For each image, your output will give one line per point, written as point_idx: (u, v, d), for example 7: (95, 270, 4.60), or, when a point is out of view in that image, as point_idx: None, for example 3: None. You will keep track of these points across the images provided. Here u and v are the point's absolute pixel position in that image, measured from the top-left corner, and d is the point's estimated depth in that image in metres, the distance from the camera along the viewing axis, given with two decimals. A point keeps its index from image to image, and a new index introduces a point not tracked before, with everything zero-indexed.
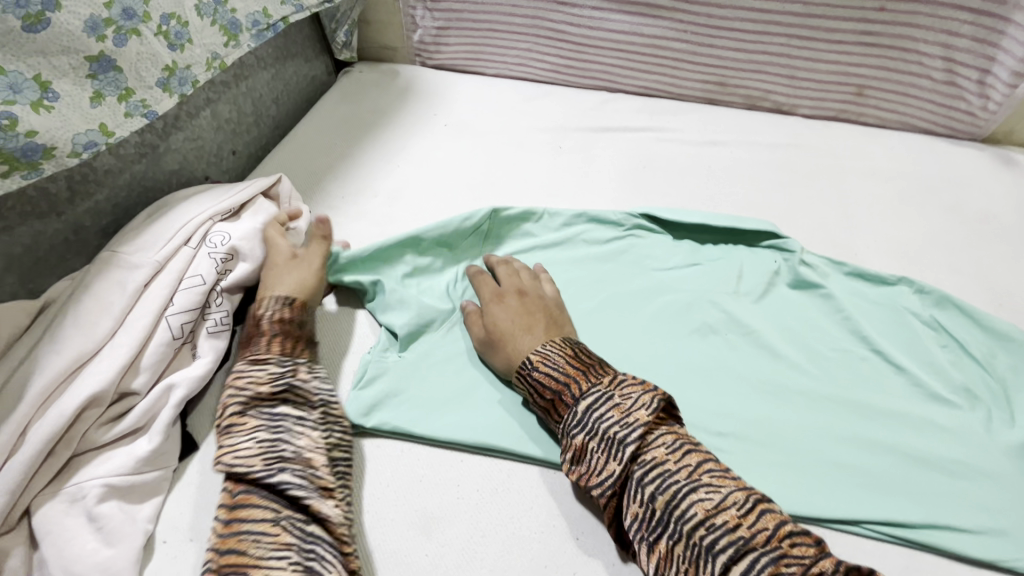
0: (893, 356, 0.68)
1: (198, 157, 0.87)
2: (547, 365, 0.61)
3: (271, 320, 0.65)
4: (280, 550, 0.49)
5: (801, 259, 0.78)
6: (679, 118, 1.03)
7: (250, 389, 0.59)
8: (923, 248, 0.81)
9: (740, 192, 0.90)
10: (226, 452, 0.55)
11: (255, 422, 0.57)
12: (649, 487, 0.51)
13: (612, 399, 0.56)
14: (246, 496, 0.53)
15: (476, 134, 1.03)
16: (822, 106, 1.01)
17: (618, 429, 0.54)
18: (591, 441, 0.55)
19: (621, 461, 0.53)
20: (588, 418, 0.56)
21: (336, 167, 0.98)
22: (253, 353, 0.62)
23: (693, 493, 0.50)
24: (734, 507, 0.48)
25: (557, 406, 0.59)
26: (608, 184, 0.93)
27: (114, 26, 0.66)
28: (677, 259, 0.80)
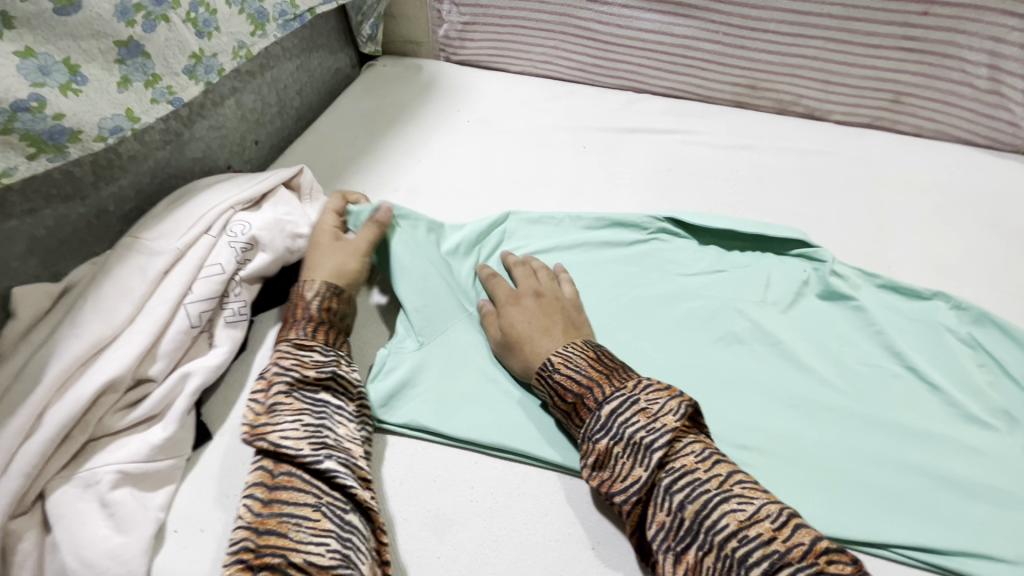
0: (927, 373, 0.65)
1: (221, 146, 0.87)
2: (569, 367, 0.59)
3: (319, 307, 0.65)
4: (319, 535, 0.48)
5: (832, 269, 0.75)
6: (707, 121, 1.01)
7: (296, 371, 0.59)
8: (960, 262, 0.78)
9: (769, 198, 0.87)
10: (270, 431, 0.54)
11: (299, 404, 0.57)
12: (678, 495, 0.50)
13: (638, 403, 0.55)
14: (288, 476, 0.52)
15: (498, 132, 1.01)
16: (856, 113, 0.98)
17: (645, 434, 0.53)
18: (616, 445, 0.53)
19: (648, 467, 0.51)
20: (612, 422, 0.54)
21: (358, 160, 0.97)
22: (299, 336, 0.62)
23: (725, 503, 0.48)
24: (768, 519, 0.47)
25: (579, 409, 0.58)
26: (632, 186, 0.91)
27: (143, 12, 0.65)
28: (702, 265, 0.78)
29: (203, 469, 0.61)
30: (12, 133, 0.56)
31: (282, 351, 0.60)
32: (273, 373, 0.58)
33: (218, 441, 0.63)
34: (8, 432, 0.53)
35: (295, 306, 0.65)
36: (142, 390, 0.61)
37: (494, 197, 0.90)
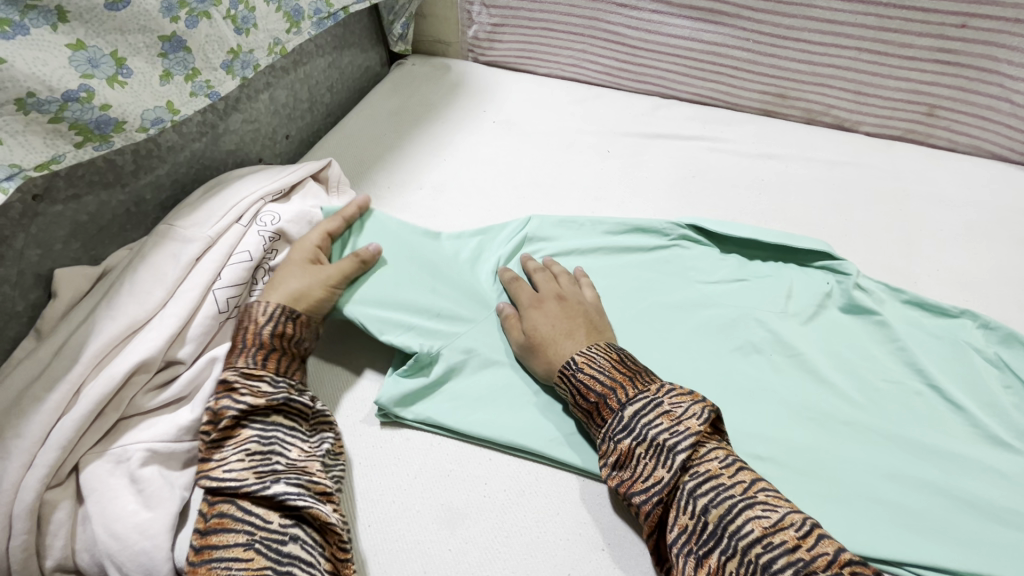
0: (950, 392, 0.64)
1: (254, 140, 0.90)
2: (593, 368, 0.60)
3: (271, 333, 0.63)
4: (252, 575, 0.48)
5: (856, 282, 0.74)
6: (734, 128, 1.00)
7: (247, 400, 0.58)
8: (990, 280, 0.76)
9: (794, 208, 0.87)
10: (214, 468, 0.55)
11: (247, 434, 0.57)
12: (702, 499, 0.50)
13: (661, 406, 0.55)
14: (222, 516, 0.51)
15: (524, 133, 1.02)
16: (887, 125, 0.96)
17: (668, 436, 0.53)
18: (638, 445, 0.54)
19: (671, 468, 0.52)
20: (635, 423, 0.55)
21: (384, 158, 0.99)
22: (247, 364, 0.60)
23: (749, 509, 0.48)
24: (792, 526, 0.47)
25: (600, 409, 0.58)
26: (655, 193, 0.91)
27: (187, 8, 0.68)
28: (723, 274, 0.78)
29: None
30: (62, 121, 0.58)
31: (224, 383, 0.59)
32: (216, 408, 0.57)
33: None
34: (48, 406, 0.56)
35: (240, 335, 0.63)
36: (171, 371, 0.63)
37: (517, 199, 0.91)
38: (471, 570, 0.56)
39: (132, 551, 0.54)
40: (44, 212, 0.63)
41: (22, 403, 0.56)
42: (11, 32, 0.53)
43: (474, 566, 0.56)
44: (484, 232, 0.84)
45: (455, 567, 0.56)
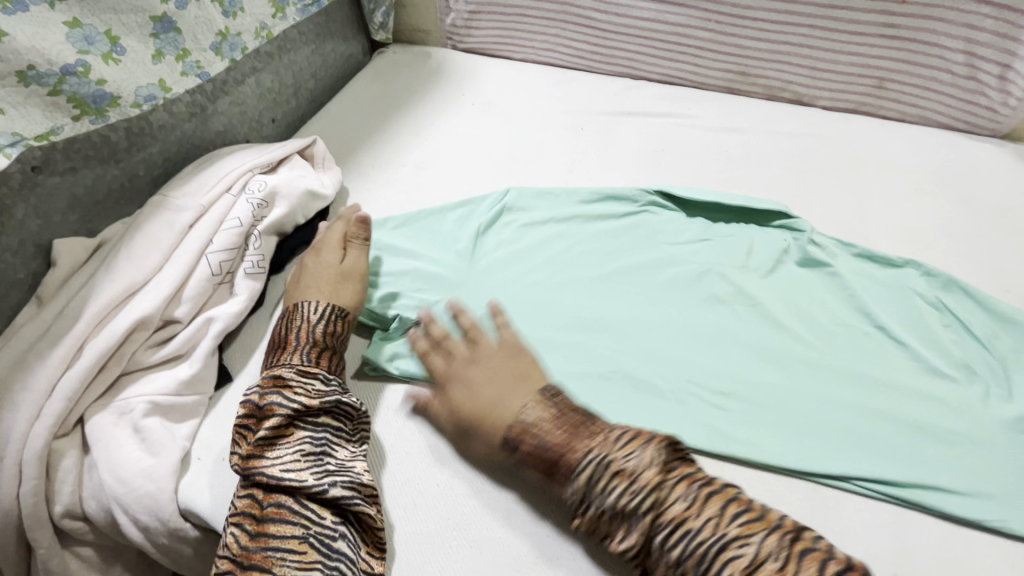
0: (894, 331, 0.70)
1: (241, 122, 0.93)
2: (530, 437, 0.55)
3: (324, 332, 0.65)
4: (304, 567, 0.51)
5: (810, 238, 0.80)
6: (700, 105, 1.06)
7: (300, 401, 0.59)
8: (934, 235, 0.82)
9: (756, 176, 0.93)
10: (266, 467, 0.55)
11: (300, 434, 0.58)
12: (675, 551, 0.47)
13: (610, 461, 0.51)
14: (276, 508, 0.54)
15: (502, 114, 1.07)
16: (842, 98, 1.03)
17: (625, 498, 0.49)
18: (602, 512, 0.50)
19: (642, 531, 0.48)
20: (591, 489, 0.50)
21: (369, 139, 1.03)
22: (298, 363, 0.62)
23: (723, 553, 0.45)
24: (769, 556, 0.45)
25: (554, 475, 0.54)
26: (626, 165, 0.96)
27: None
28: (690, 235, 0.83)
29: (222, 406, 0.67)
30: (61, 94, 0.62)
31: (274, 376, 0.60)
32: (265, 403, 0.58)
33: (238, 382, 0.69)
34: (53, 361, 0.59)
35: (288, 335, 0.65)
36: (169, 331, 0.66)
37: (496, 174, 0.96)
38: (459, 500, 0.61)
39: (138, 493, 0.57)
40: (42, 183, 0.67)
41: (28, 359, 0.59)
42: (12, 9, 0.56)
43: (462, 497, 0.61)
44: (467, 204, 0.88)
45: (444, 499, 0.61)
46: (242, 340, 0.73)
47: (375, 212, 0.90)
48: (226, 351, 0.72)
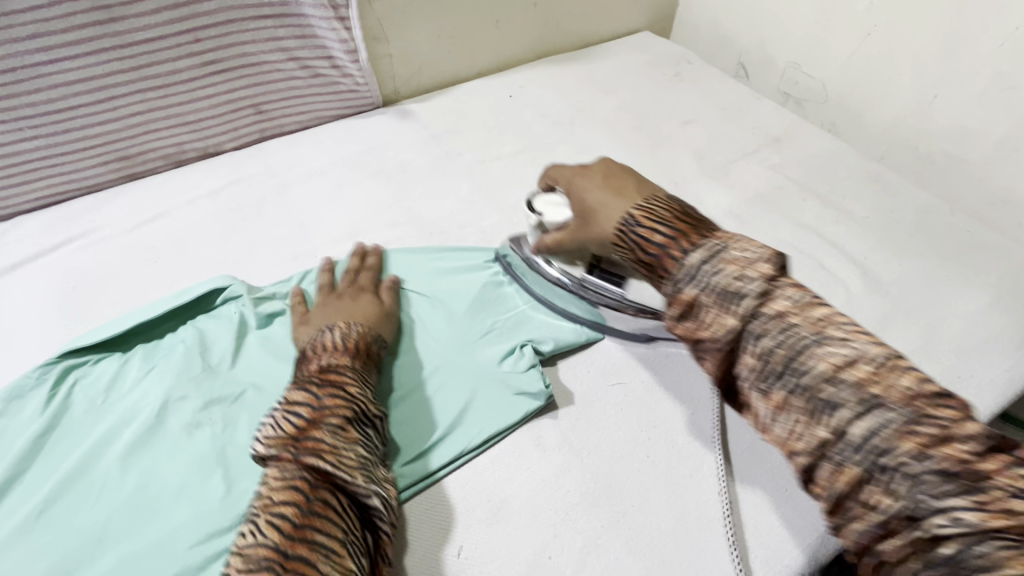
0: (915, 316, 0.65)
1: (86, 178, 0.79)
2: (653, 220, 0.50)
3: (347, 338, 0.56)
4: (352, 547, 0.41)
5: (829, 236, 0.74)
6: (581, 55, 1.10)
7: (361, 402, 0.50)
8: (701, 120, 0.94)
9: (552, 91, 1.01)
10: (326, 451, 0.44)
11: (343, 438, 0.46)
12: (827, 392, 0.40)
13: (728, 252, 0.46)
14: (324, 504, 0.41)
15: (430, 78, 1.00)
16: (629, 19, 1.16)
17: (738, 282, 0.44)
18: (704, 294, 0.46)
19: (737, 314, 0.44)
20: (699, 270, 0.46)
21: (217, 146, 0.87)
22: (322, 362, 0.52)
23: (723, 253, 0.46)
24: (869, 359, 0.40)
25: (661, 263, 0.49)
26: (440, 72, 1.00)
27: (79, 33, 0.69)
28: (497, 155, 0.88)
29: None
30: None
31: (333, 373, 0.51)
32: (325, 393, 0.48)
33: None
34: None
35: (332, 341, 0.55)
36: None
37: (379, 89, 0.95)
38: None
39: None
40: None
41: None
42: None
43: None
44: (407, 164, 0.87)
45: None
46: (118, 519, 0.51)
47: (196, 238, 0.76)
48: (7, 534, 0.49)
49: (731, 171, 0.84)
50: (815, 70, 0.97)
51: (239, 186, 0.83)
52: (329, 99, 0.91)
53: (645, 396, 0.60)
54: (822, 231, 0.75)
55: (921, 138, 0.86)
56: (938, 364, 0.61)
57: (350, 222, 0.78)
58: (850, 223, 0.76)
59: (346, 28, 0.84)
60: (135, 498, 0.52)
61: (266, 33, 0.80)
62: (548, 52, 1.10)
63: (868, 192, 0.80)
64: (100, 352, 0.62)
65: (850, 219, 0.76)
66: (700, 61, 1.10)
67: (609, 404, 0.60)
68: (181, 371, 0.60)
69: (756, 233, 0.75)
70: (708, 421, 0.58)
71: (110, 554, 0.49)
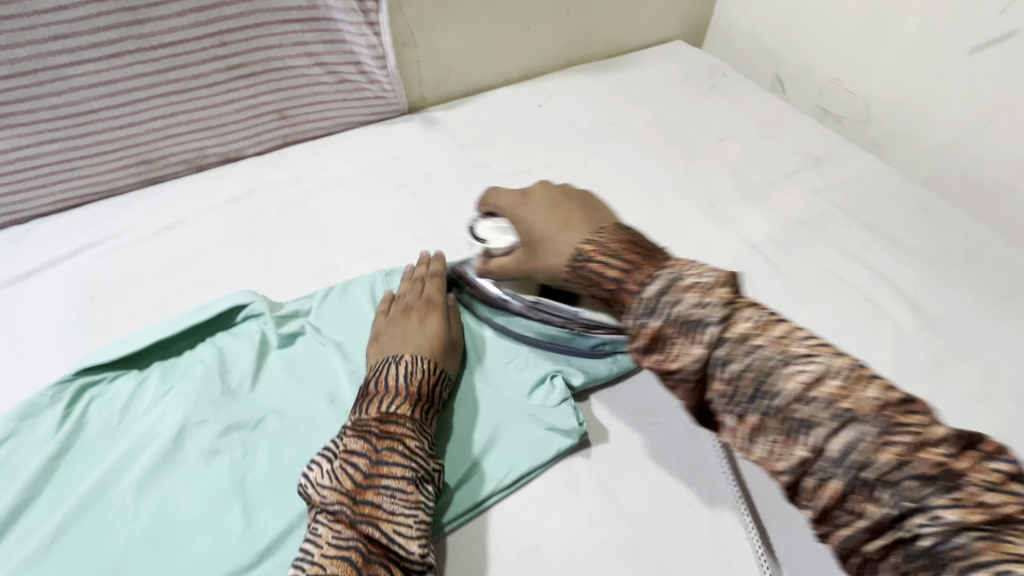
0: (967, 359, 0.62)
1: (105, 182, 0.77)
2: (602, 254, 0.49)
3: (411, 377, 0.53)
4: None
5: (874, 269, 0.71)
6: (612, 63, 1.07)
7: (421, 458, 0.48)
8: (738, 137, 0.91)
9: (583, 101, 0.98)
10: (383, 520, 0.44)
11: (399, 503, 0.45)
12: (733, 367, 0.41)
13: (683, 279, 0.44)
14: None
15: (457, 85, 0.97)
16: (662, 27, 1.12)
17: (695, 309, 0.42)
18: (666, 324, 0.43)
19: (704, 344, 0.41)
20: (659, 302, 0.44)
21: (238, 151, 0.85)
22: (385, 408, 0.51)
23: (675, 282, 0.44)
24: (835, 371, 0.38)
25: (619, 297, 0.47)
26: (467, 79, 0.97)
27: (102, 35, 0.66)
28: (526, 169, 0.85)
29: None
30: None
31: (393, 423, 0.49)
32: (385, 447, 0.47)
33: None
34: None
35: (396, 383, 0.52)
36: None
37: (405, 95, 0.92)
38: None
39: None
40: None
41: None
42: None
43: None
44: (433, 176, 0.84)
45: None
46: (133, 553, 0.48)
47: (216, 248, 0.73)
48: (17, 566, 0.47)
49: (770, 193, 0.81)
50: (857, 87, 0.93)
51: (260, 194, 0.80)
52: (354, 105, 0.88)
53: (684, 436, 0.58)
54: (867, 261, 0.71)
55: (971, 164, 0.83)
56: (993, 412, 0.58)
57: (375, 236, 0.75)
58: (897, 254, 0.72)
59: (375, 33, 0.81)
60: (150, 530, 0.50)
61: (293, 37, 0.77)
62: (577, 60, 1.07)
63: (915, 220, 0.77)
64: (116, 369, 0.60)
65: (897, 249, 0.73)
66: (736, 73, 1.06)
67: (647, 445, 0.57)
68: (200, 393, 0.57)
69: (798, 262, 0.72)
70: (752, 468, 0.55)
71: None
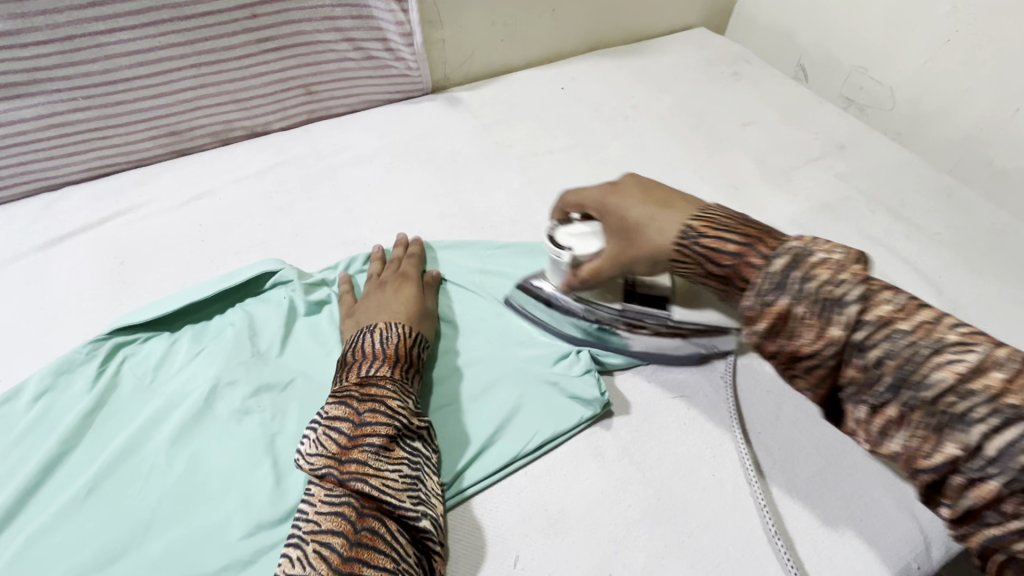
0: None
1: (135, 152, 0.78)
2: (717, 229, 0.45)
3: (385, 343, 0.53)
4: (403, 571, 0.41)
5: (900, 254, 0.71)
6: (635, 49, 1.07)
7: (404, 415, 0.49)
8: (762, 123, 0.91)
9: (606, 85, 0.98)
10: (371, 475, 0.44)
11: (385, 460, 0.45)
12: (874, 351, 0.36)
13: (808, 254, 0.40)
14: (372, 533, 0.41)
15: (481, 66, 0.97)
16: (686, 14, 1.12)
17: (830, 288, 0.38)
18: (798, 302, 0.39)
19: (845, 325, 0.37)
20: (790, 279, 0.39)
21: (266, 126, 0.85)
22: (361, 373, 0.51)
23: (805, 257, 0.40)
24: (965, 343, 0.34)
25: (739, 273, 0.43)
26: (491, 60, 0.98)
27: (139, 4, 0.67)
28: (550, 149, 0.86)
29: None
30: None
31: (369, 385, 0.49)
32: (365, 409, 0.47)
33: None
34: None
35: (372, 348, 0.53)
36: None
37: (430, 75, 0.93)
38: None
39: None
40: None
41: None
42: None
43: None
44: (458, 154, 0.84)
45: None
46: (167, 505, 0.50)
47: (244, 219, 0.74)
48: (55, 514, 0.48)
49: (795, 179, 0.81)
50: (883, 76, 0.93)
51: (287, 167, 0.81)
52: (380, 83, 0.89)
53: (708, 411, 0.58)
54: (893, 246, 0.72)
55: (997, 154, 0.82)
56: None
57: (400, 211, 0.76)
58: (922, 240, 0.72)
59: (403, 10, 0.82)
60: (182, 483, 0.51)
61: (323, 12, 0.78)
62: (600, 44, 1.07)
63: (940, 208, 0.77)
64: (148, 332, 0.61)
65: (923, 235, 0.73)
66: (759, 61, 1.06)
67: (671, 418, 0.58)
68: (230, 356, 0.58)
69: None
70: (776, 442, 0.56)
71: (157, 541, 0.48)
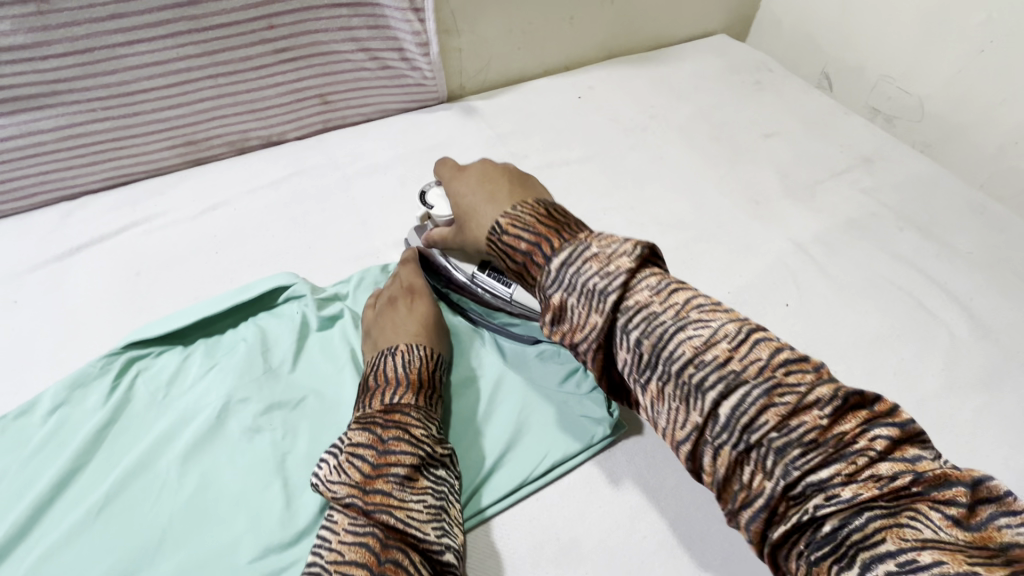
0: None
1: (152, 162, 0.79)
2: (517, 228, 0.48)
3: (409, 368, 0.53)
4: None
5: (928, 274, 0.68)
6: (654, 56, 1.05)
7: (428, 444, 0.48)
8: (784, 134, 0.88)
9: (624, 94, 0.96)
10: (396, 507, 0.43)
11: (409, 490, 0.45)
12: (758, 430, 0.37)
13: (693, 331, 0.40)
14: (395, 565, 0.40)
15: (498, 75, 0.96)
16: (707, 20, 1.10)
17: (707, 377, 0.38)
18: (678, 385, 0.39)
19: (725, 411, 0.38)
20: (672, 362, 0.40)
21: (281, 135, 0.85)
22: (385, 399, 0.50)
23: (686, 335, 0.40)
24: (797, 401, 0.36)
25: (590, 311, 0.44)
26: (507, 68, 0.96)
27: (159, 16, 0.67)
28: (565, 160, 0.84)
29: None
30: None
31: (394, 412, 0.49)
32: (390, 436, 0.47)
33: None
34: None
35: (395, 373, 0.53)
36: None
37: (446, 83, 0.92)
38: None
39: None
40: None
41: None
42: None
43: None
44: (473, 165, 0.83)
45: None
46: (180, 524, 0.49)
47: (258, 230, 0.74)
48: (68, 533, 0.48)
49: (818, 193, 0.79)
50: (911, 86, 0.90)
51: (302, 177, 0.81)
52: (396, 92, 0.88)
53: None
54: (920, 266, 0.69)
55: None
56: None
57: (414, 224, 0.75)
58: (951, 260, 0.70)
59: (420, 20, 0.81)
60: (193, 502, 0.50)
61: (339, 22, 0.77)
62: (619, 51, 1.05)
63: (970, 225, 0.74)
64: (163, 345, 0.61)
65: (951, 254, 0.70)
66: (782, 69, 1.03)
67: None
68: (243, 371, 0.58)
69: (847, 264, 0.70)
70: None
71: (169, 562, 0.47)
